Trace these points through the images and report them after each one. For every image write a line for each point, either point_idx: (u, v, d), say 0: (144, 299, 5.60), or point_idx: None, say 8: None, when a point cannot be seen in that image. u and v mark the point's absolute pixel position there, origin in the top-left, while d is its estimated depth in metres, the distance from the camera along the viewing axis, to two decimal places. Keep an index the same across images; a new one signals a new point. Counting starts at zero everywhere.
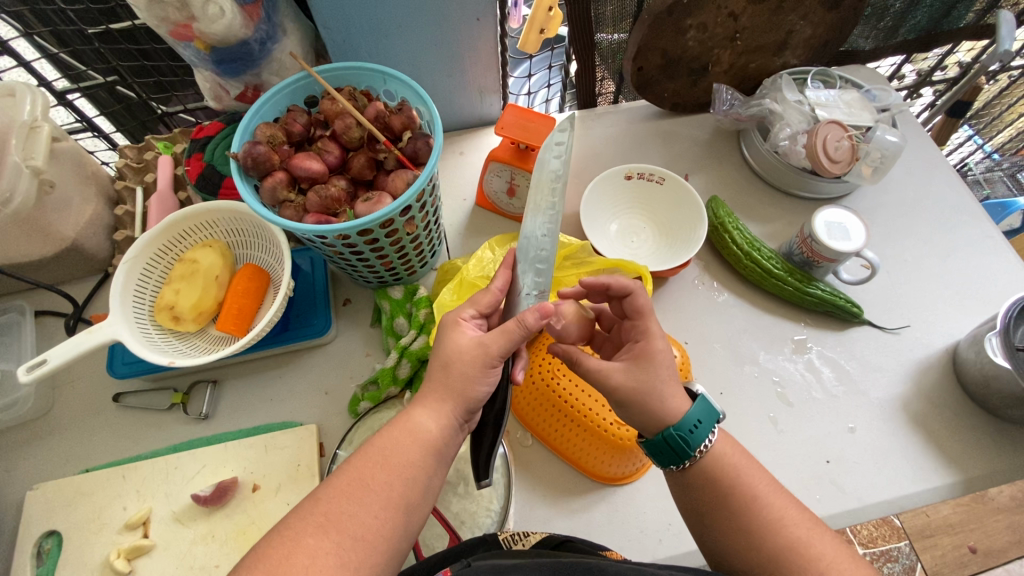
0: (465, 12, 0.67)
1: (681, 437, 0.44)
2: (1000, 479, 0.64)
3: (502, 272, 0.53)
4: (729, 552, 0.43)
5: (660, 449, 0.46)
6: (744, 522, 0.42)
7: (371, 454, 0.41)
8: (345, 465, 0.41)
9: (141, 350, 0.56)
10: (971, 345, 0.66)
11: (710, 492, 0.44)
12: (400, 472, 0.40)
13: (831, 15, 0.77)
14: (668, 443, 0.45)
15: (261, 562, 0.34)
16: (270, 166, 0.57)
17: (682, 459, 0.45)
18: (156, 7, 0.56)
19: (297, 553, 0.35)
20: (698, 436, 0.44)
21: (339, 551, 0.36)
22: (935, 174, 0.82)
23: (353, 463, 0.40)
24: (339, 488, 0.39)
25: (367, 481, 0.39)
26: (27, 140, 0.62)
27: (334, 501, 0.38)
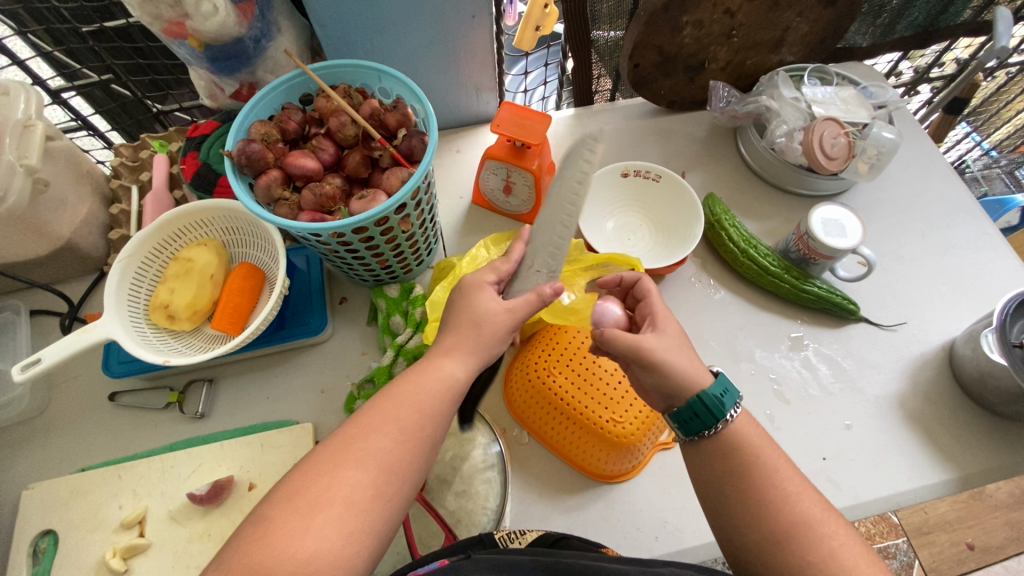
0: (460, 9, 0.66)
1: (713, 401, 0.45)
2: (997, 476, 0.64)
3: (517, 245, 0.55)
4: (735, 524, 0.43)
5: (691, 413, 0.46)
6: (758, 496, 0.42)
7: (392, 392, 0.44)
8: (369, 403, 0.43)
9: (136, 350, 0.56)
10: (968, 342, 0.66)
11: (729, 488, 0.44)
12: (422, 409, 0.43)
13: (827, 12, 0.77)
14: (699, 406, 0.45)
15: (302, 494, 0.37)
16: (265, 164, 0.57)
17: (711, 424, 0.45)
18: (149, 4, 0.56)
19: (336, 484, 0.38)
20: (727, 403, 0.45)
21: (374, 481, 0.39)
22: (932, 171, 0.82)
23: (378, 402, 0.43)
24: (366, 423, 0.41)
25: (393, 418, 0.42)
26: (21, 139, 0.62)
27: (364, 434, 0.41)
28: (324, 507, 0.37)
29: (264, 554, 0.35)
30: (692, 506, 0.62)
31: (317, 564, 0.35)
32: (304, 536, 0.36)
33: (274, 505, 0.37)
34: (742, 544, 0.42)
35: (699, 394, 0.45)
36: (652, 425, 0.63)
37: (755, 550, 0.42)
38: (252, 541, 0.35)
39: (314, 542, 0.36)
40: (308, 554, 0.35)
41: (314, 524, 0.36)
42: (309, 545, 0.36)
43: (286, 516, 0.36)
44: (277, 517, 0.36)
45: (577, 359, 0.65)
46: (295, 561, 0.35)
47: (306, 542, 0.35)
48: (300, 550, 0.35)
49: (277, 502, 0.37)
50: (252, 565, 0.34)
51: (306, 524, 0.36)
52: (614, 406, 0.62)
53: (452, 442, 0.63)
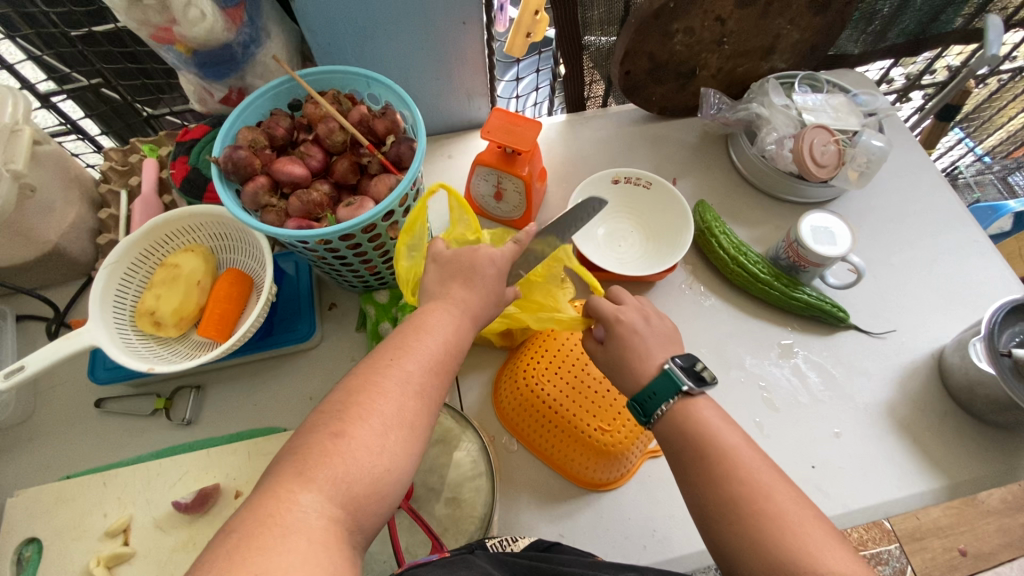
0: (450, 15, 0.66)
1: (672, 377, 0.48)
2: (987, 484, 0.64)
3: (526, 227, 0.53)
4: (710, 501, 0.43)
5: (649, 392, 0.49)
6: (729, 480, 0.42)
7: (424, 323, 0.45)
8: (402, 332, 0.44)
9: (121, 357, 0.56)
10: (957, 350, 0.66)
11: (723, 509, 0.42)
12: (442, 348, 0.45)
13: (818, 20, 0.77)
14: (658, 382, 0.48)
15: (364, 414, 0.39)
16: (252, 171, 0.57)
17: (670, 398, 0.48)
18: (136, 10, 0.55)
19: (396, 407, 0.40)
20: (649, 407, 0.48)
21: (424, 406, 0.42)
22: (922, 179, 0.82)
23: (411, 332, 0.45)
24: (406, 353, 0.43)
25: (428, 351, 0.44)
26: (8, 144, 0.62)
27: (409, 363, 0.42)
28: (392, 427, 0.39)
29: (344, 467, 0.36)
30: (682, 514, 0.62)
31: (386, 477, 0.38)
32: (378, 452, 0.38)
33: (326, 427, 0.38)
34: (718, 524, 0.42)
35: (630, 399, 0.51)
36: (641, 433, 0.63)
37: (725, 523, 0.42)
38: (327, 457, 0.36)
39: (386, 458, 0.38)
40: (380, 468, 0.37)
41: (385, 441, 0.38)
42: (382, 460, 0.38)
43: (359, 431, 0.38)
44: (345, 437, 0.37)
45: (565, 367, 0.65)
46: (371, 474, 0.37)
47: (379, 457, 0.37)
48: (374, 464, 0.37)
49: (338, 421, 0.38)
50: (335, 479, 0.35)
51: (379, 442, 0.38)
52: (603, 415, 0.62)
53: (441, 449, 0.63)
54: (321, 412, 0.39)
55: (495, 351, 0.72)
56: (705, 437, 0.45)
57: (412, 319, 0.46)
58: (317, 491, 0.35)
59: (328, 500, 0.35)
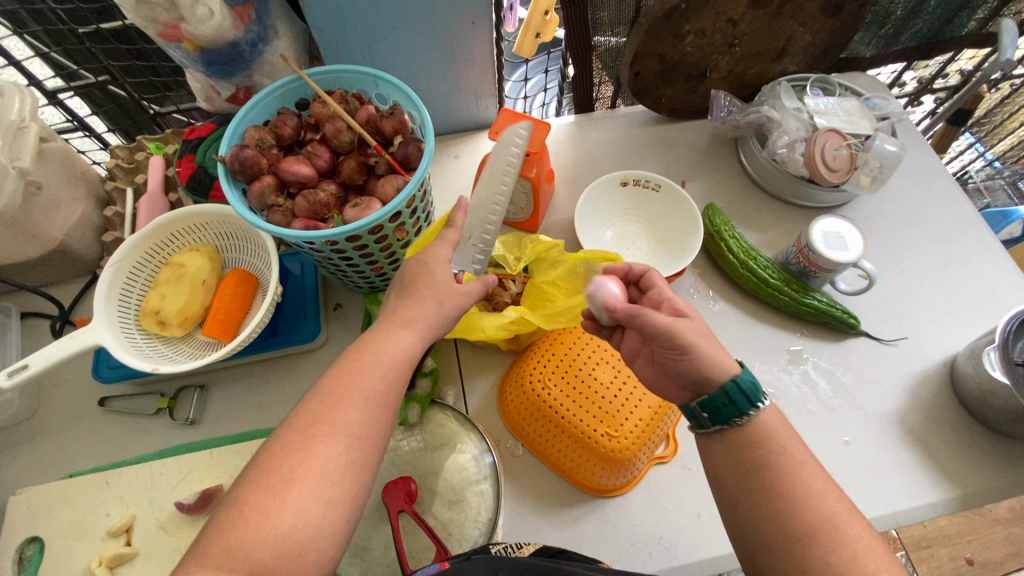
0: (460, 15, 0.66)
1: (748, 386, 0.43)
2: (999, 495, 0.63)
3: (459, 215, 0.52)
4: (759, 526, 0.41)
5: (724, 401, 0.43)
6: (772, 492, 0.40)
7: (356, 362, 0.44)
8: (331, 373, 0.43)
9: (126, 357, 0.56)
10: (969, 358, 0.65)
11: (790, 552, 0.39)
12: (395, 375, 0.44)
13: (831, 22, 0.76)
14: (735, 391, 0.43)
15: (275, 471, 0.37)
16: (258, 170, 0.56)
17: (746, 410, 0.43)
18: (144, 7, 0.55)
19: (310, 458, 0.38)
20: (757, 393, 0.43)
21: (348, 450, 0.39)
22: (935, 184, 0.81)
23: (342, 370, 0.43)
24: (329, 398, 0.41)
25: (365, 389, 0.42)
26: (14, 141, 0.62)
27: (333, 409, 0.40)
28: (300, 483, 0.37)
29: (241, 535, 0.35)
30: (689, 522, 0.61)
31: (295, 538, 0.35)
32: (281, 512, 0.36)
33: (245, 488, 0.37)
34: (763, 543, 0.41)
35: (730, 382, 0.43)
36: (648, 439, 0.62)
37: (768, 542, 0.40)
38: (231, 522, 0.35)
39: (289, 519, 0.36)
40: (286, 529, 0.35)
41: (288, 500, 0.36)
42: (285, 522, 0.36)
43: (267, 501, 0.36)
44: (251, 499, 0.36)
45: (572, 370, 0.64)
46: (275, 538, 0.35)
47: (284, 518, 0.36)
48: (277, 526, 0.35)
49: (249, 483, 0.37)
50: (233, 548, 0.34)
51: (279, 501, 0.36)
52: (610, 420, 0.62)
53: (446, 452, 0.63)
54: (240, 475, 0.39)
55: (501, 353, 0.71)
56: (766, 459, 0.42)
57: (342, 360, 0.44)
58: (212, 565, 0.33)
59: (227, 573, 0.33)
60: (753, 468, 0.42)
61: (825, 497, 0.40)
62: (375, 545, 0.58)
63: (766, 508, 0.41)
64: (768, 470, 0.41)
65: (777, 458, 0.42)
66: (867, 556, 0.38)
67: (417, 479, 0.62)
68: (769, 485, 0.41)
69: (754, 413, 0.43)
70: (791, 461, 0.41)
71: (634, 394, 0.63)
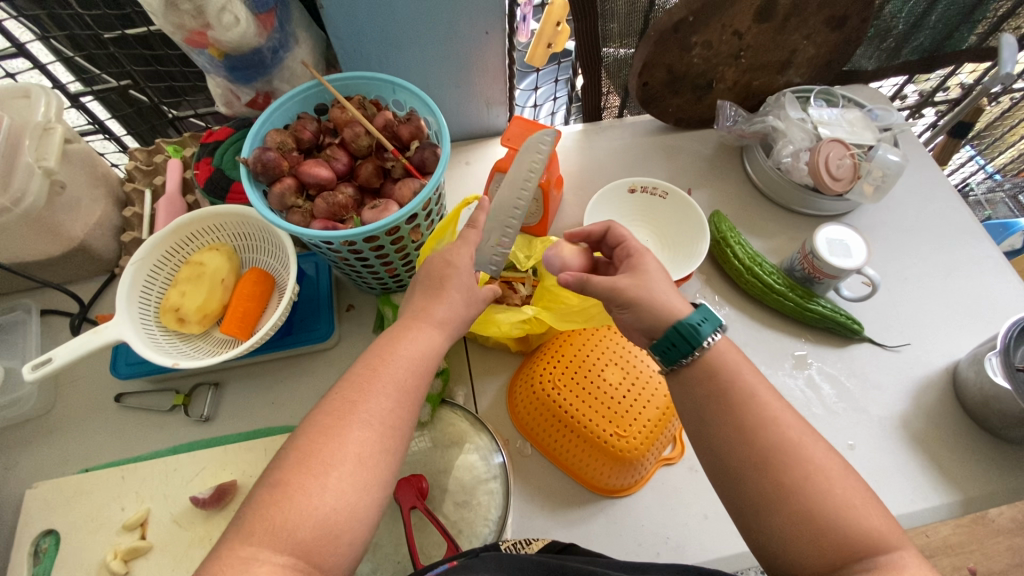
0: (475, 25, 0.68)
1: (689, 328, 0.45)
2: (1002, 500, 0.64)
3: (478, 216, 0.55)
4: (755, 487, 0.40)
5: (668, 343, 0.46)
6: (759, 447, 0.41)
7: (384, 354, 0.45)
8: (361, 365, 0.44)
9: (147, 352, 0.57)
10: (972, 365, 0.66)
11: (774, 500, 0.39)
12: (413, 372, 0.45)
13: (834, 35, 0.79)
14: (676, 334, 0.46)
15: (314, 456, 0.38)
16: (279, 172, 0.58)
17: (688, 351, 0.45)
18: (172, 14, 0.57)
19: (346, 444, 0.39)
20: (702, 331, 0.45)
21: (381, 439, 0.40)
22: (937, 194, 0.82)
23: (372, 362, 0.44)
24: (362, 389, 0.42)
25: (390, 379, 0.43)
26: (40, 141, 0.64)
27: (367, 399, 0.41)
28: (337, 466, 0.38)
29: (285, 515, 0.36)
30: (695, 522, 0.62)
31: (334, 520, 0.37)
32: (321, 495, 0.37)
33: (284, 470, 0.38)
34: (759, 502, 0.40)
35: (674, 325, 0.46)
36: (656, 440, 0.63)
37: (763, 499, 0.40)
38: (274, 502, 0.36)
39: (330, 502, 0.37)
40: (326, 511, 0.36)
41: (328, 483, 0.37)
42: (324, 504, 0.37)
43: (306, 484, 0.37)
44: (291, 482, 0.37)
45: (581, 372, 0.65)
46: (315, 518, 0.36)
47: (323, 500, 0.37)
48: (318, 507, 0.36)
49: (284, 467, 0.38)
50: (276, 527, 0.35)
51: (320, 484, 0.37)
52: (619, 421, 0.63)
53: (456, 451, 0.64)
54: (273, 462, 0.39)
55: (511, 355, 0.72)
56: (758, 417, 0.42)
57: (372, 351, 0.45)
58: (260, 543, 0.35)
59: (274, 550, 0.35)
60: (713, 399, 0.44)
61: (788, 429, 0.41)
62: (386, 541, 0.59)
63: (726, 435, 0.42)
64: (727, 400, 0.43)
65: (734, 388, 0.44)
66: (820, 477, 0.39)
67: (428, 476, 0.63)
68: (729, 415, 0.43)
69: (698, 353, 0.45)
70: (748, 392, 0.43)
71: (642, 395, 0.64)
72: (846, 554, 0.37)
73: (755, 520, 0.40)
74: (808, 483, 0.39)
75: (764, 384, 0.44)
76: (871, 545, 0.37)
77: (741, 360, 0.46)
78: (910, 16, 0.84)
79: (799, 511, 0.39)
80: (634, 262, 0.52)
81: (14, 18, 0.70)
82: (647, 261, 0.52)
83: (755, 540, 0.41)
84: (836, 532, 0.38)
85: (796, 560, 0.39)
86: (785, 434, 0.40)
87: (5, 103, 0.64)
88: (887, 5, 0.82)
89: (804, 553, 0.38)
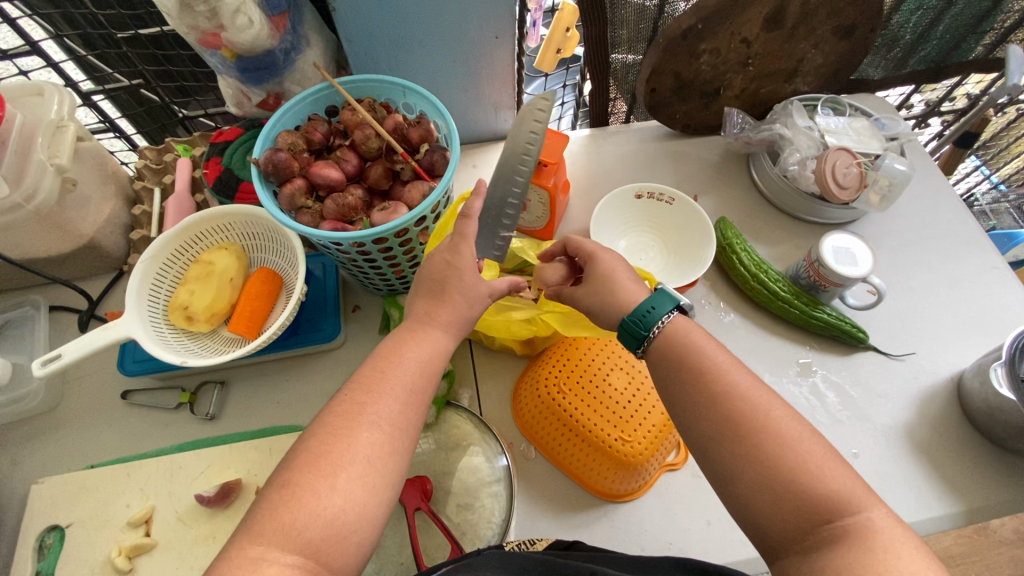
0: (485, 30, 0.68)
1: (636, 318, 0.48)
2: (1004, 511, 0.64)
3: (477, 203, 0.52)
4: (725, 461, 0.41)
5: (624, 339, 0.50)
6: (720, 414, 0.42)
7: (394, 355, 0.45)
8: (370, 369, 0.44)
9: (155, 349, 0.57)
10: (977, 375, 0.66)
11: (741, 467, 0.40)
12: (421, 373, 0.45)
13: (842, 44, 0.79)
14: (625, 328, 0.49)
15: (323, 456, 0.39)
16: (290, 173, 0.59)
17: (640, 341, 0.48)
18: (187, 15, 0.57)
19: (356, 446, 0.39)
20: (651, 318, 0.48)
21: (389, 440, 0.41)
22: (942, 204, 0.83)
23: (379, 365, 0.44)
24: (370, 391, 0.42)
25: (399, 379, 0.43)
26: (52, 139, 0.64)
27: (374, 400, 0.42)
28: (344, 467, 0.38)
29: (294, 515, 0.36)
30: (698, 528, 0.62)
31: (344, 520, 0.37)
32: (330, 494, 0.37)
33: (295, 471, 0.38)
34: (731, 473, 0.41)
35: (624, 317, 0.50)
36: (660, 445, 0.63)
37: (735, 470, 0.40)
38: (284, 502, 0.37)
39: (339, 502, 0.37)
40: (335, 511, 0.37)
41: (338, 484, 0.38)
42: (335, 504, 0.37)
43: (318, 485, 0.37)
44: (301, 483, 0.37)
45: (586, 376, 0.65)
46: (325, 517, 0.37)
47: (332, 500, 0.37)
48: (328, 507, 0.37)
49: (295, 468, 0.38)
50: (287, 526, 0.36)
51: (330, 483, 0.38)
52: (623, 425, 0.63)
53: (461, 453, 0.64)
54: (283, 461, 0.40)
55: (516, 358, 0.73)
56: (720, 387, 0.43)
57: (383, 350, 0.46)
58: (268, 543, 0.35)
59: (282, 550, 0.35)
60: (677, 373, 0.45)
61: (742, 394, 0.42)
62: (390, 542, 0.59)
63: (690, 406, 0.44)
64: (688, 373, 0.45)
65: (689, 360, 0.45)
66: (778, 439, 0.40)
67: (433, 478, 0.63)
68: (691, 386, 0.44)
69: (649, 339, 0.48)
70: (703, 362, 0.45)
71: (647, 401, 0.65)
72: (811, 515, 0.38)
73: (724, 488, 0.41)
74: (768, 446, 0.40)
75: (723, 354, 0.45)
76: (834, 504, 0.38)
77: (699, 333, 0.47)
78: (918, 26, 0.84)
79: (762, 474, 0.39)
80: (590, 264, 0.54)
81: (28, 17, 0.71)
82: (600, 261, 0.54)
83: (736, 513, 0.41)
84: (799, 492, 0.38)
85: (767, 526, 0.39)
86: (741, 399, 0.42)
87: (18, 100, 0.65)
88: (895, 15, 0.82)
89: (772, 517, 0.39)
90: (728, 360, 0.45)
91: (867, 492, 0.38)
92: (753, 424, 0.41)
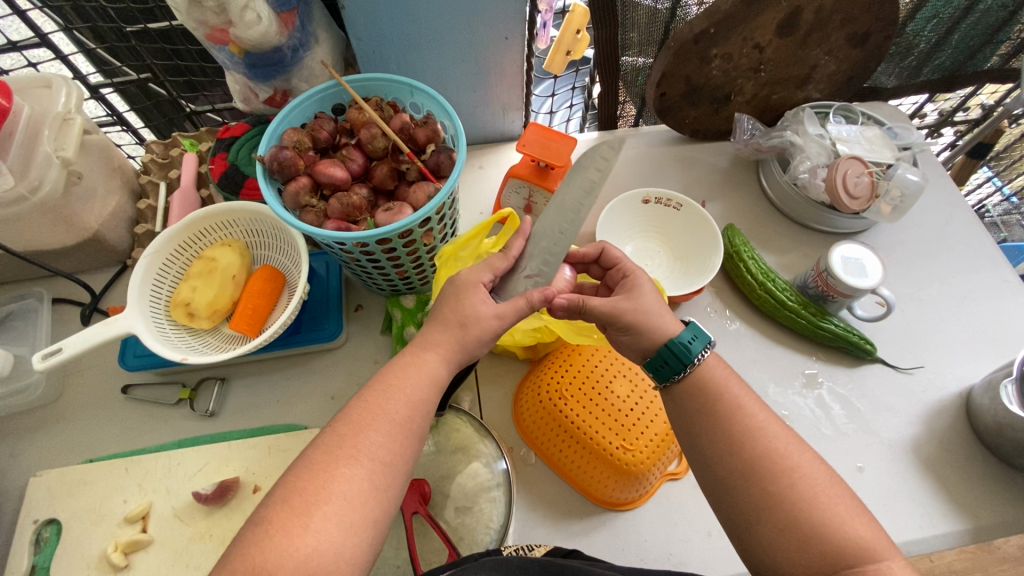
0: (494, 30, 0.68)
1: (680, 346, 0.48)
2: (1011, 530, 0.62)
3: (516, 241, 0.55)
4: (750, 506, 0.41)
5: (662, 361, 0.49)
6: (744, 456, 0.42)
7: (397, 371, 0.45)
8: (354, 401, 0.43)
9: (156, 345, 0.57)
10: (986, 391, 0.65)
11: (763, 510, 0.41)
12: (418, 388, 0.45)
13: (856, 51, 0.78)
14: (669, 352, 0.49)
15: (298, 494, 0.38)
16: (295, 171, 0.59)
17: (681, 368, 0.48)
18: (195, 11, 0.57)
19: (334, 482, 0.38)
20: (694, 349, 0.48)
21: (370, 476, 0.40)
22: (954, 216, 0.81)
23: (369, 396, 0.44)
24: (357, 421, 0.42)
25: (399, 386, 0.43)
26: (59, 132, 0.64)
27: (356, 435, 0.41)
28: (318, 504, 0.37)
29: (266, 556, 0.35)
30: (698, 540, 0.61)
31: (318, 561, 0.36)
32: (303, 535, 0.36)
33: (272, 510, 0.37)
34: (752, 514, 0.41)
35: (666, 343, 0.49)
36: (661, 455, 0.63)
37: (758, 512, 0.41)
38: (256, 542, 0.36)
39: (312, 543, 0.36)
40: (308, 553, 0.36)
41: (311, 523, 0.37)
42: (309, 545, 0.36)
43: (289, 530, 0.36)
44: (276, 522, 0.37)
45: (589, 383, 0.65)
46: (296, 558, 0.35)
47: (303, 539, 0.36)
48: (301, 548, 0.36)
49: (276, 505, 0.38)
50: (256, 566, 0.35)
51: (304, 523, 0.36)
52: (626, 434, 0.62)
53: (460, 459, 0.63)
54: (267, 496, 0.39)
55: (518, 362, 0.72)
56: (745, 429, 0.44)
57: (373, 380, 0.45)
58: None
59: None
60: (721, 395, 0.46)
61: (771, 436, 0.43)
62: (387, 544, 0.59)
63: (721, 437, 0.44)
64: (716, 412, 0.45)
65: (723, 399, 0.46)
66: (807, 485, 0.40)
67: (431, 481, 0.62)
68: (716, 426, 0.45)
69: (689, 370, 0.48)
70: (734, 404, 0.45)
71: (649, 410, 0.64)
72: (832, 561, 0.38)
73: (743, 525, 0.42)
74: (795, 492, 0.40)
75: (752, 396, 0.46)
76: (857, 552, 0.38)
77: (732, 376, 0.48)
78: (934, 34, 0.83)
79: (785, 518, 0.40)
80: (630, 282, 0.54)
81: (39, 9, 0.71)
82: (641, 282, 0.54)
83: (744, 545, 0.42)
84: (822, 539, 0.39)
85: (785, 568, 0.40)
86: (772, 443, 0.42)
87: (25, 92, 0.64)
88: (910, 23, 0.81)
89: (790, 559, 0.39)
90: (742, 391, 0.46)
91: (888, 540, 0.39)
92: (776, 471, 0.41)
